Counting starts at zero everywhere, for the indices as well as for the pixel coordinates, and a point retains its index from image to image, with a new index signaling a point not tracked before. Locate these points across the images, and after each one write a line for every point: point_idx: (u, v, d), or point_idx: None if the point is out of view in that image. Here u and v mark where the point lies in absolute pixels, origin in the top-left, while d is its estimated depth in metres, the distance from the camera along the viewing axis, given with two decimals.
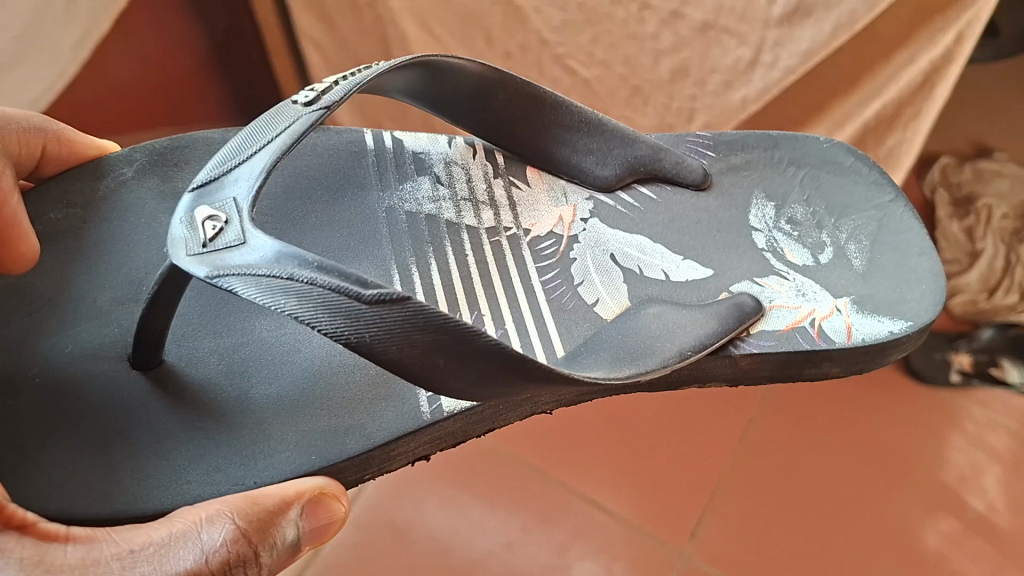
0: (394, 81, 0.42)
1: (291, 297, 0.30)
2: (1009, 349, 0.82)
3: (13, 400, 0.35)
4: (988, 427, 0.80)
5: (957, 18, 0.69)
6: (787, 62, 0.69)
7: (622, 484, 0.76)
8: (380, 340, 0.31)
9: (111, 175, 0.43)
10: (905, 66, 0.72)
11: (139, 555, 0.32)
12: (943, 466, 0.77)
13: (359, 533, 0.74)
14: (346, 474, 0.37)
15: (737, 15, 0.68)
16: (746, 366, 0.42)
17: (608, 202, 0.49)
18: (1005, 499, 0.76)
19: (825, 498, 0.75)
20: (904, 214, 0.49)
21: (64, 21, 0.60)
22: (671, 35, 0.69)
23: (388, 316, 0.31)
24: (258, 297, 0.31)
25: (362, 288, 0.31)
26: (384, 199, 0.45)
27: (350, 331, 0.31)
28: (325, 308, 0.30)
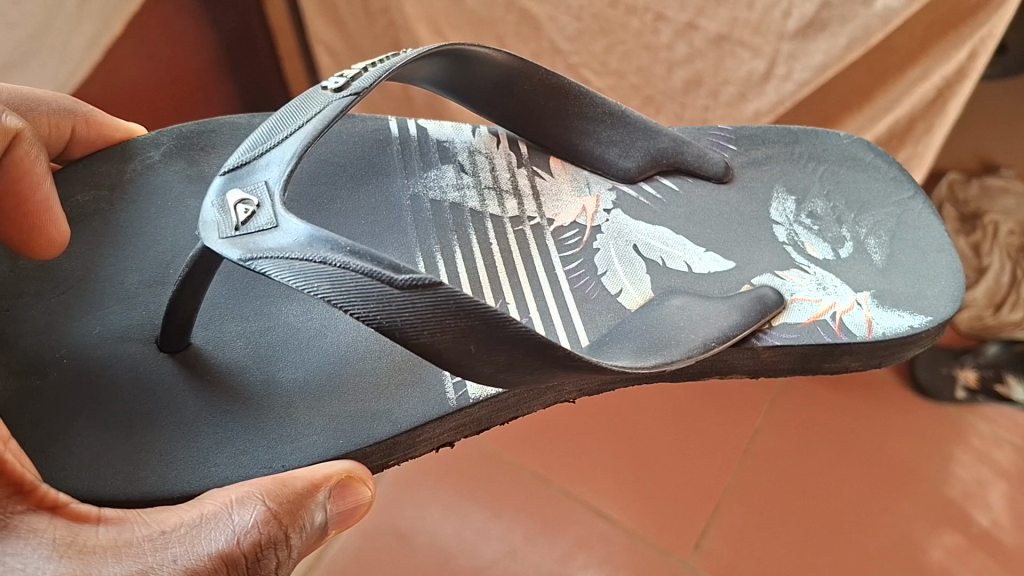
0: (420, 70, 0.43)
1: (325, 281, 0.31)
2: (1013, 366, 0.83)
3: (41, 380, 0.36)
4: (994, 443, 0.81)
5: (972, 34, 0.69)
6: (802, 75, 0.68)
7: (626, 494, 0.76)
8: (412, 325, 0.31)
9: (138, 158, 0.44)
10: (918, 81, 0.72)
11: (170, 536, 0.32)
12: (948, 480, 0.78)
13: (359, 536, 0.74)
14: (373, 459, 0.37)
15: (751, 28, 0.67)
16: (768, 358, 0.42)
17: (631, 192, 0.50)
18: (1009, 515, 0.76)
19: (831, 509, 0.76)
20: (923, 210, 0.49)
21: (75, 19, 0.61)
22: (686, 46, 0.70)
23: (420, 301, 0.31)
24: (292, 281, 0.31)
25: (394, 273, 0.31)
26: (409, 186, 0.46)
27: (382, 315, 0.31)
28: (355, 292, 0.31)
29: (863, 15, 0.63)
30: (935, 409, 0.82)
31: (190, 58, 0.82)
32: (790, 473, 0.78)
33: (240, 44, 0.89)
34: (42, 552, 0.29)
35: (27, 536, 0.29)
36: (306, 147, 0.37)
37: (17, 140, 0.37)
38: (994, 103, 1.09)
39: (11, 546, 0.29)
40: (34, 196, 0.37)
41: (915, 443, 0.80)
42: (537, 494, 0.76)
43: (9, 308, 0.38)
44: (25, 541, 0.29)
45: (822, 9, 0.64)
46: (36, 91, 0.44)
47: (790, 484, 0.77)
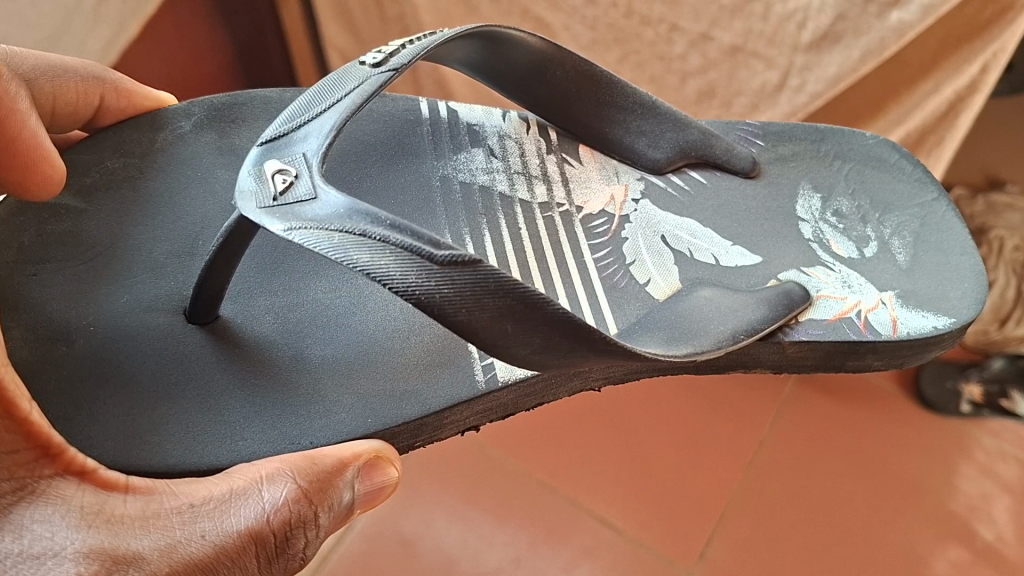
0: (454, 51, 0.45)
1: (364, 254, 0.31)
2: (1019, 380, 0.84)
3: (66, 347, 0.36)
4: (998, 457, 0.81)
5: (985, 48, 0.69)
6: (814, 87, 0.71)
7: (630, 504, 0.76)
8: (450, 301, 0.31)
9: (168, 128, 0.45)
10: (930, 95, 0.73)
11: (200, 509, 0.32)
12: (953, 494, 0.78)
13: (361, 544, 0.74)
14: (400, 439, 0.38)
15: (766, 39, 0.70)
16: (794, 354, 0.42)
17: (659, 183, 0.50)
18: (1014, 529, 0.76)
19: (837, 522, 0.76)
20: (946, 212, 0.50)
21: (93, 22, 0.63)
22: (699, 57, 0.73)
23: (459, 278, 0.31)
24: (331, 251, 0.31)
25: (435, 249, 0.31)
26: (439, 168, 0.46)
27: (421, 289, 0.31)
28: (397, 264, 0.31)
29: (878, 27, 0.66)
30: (940, 421, 0.83)
31: (204, 59, 0.84)
32: (797, 486, 0.78)
33: (255, 46, 0.91)
34: (70, 520, 0.29)
35: (55, 502, 0.29)
36: (343, 120, 0.38)
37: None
38: (1003, 124, 1.10)
39: (38, 513, 0.29)
40: (22, 134, 0.37)
41: (923, 455, 0.80)
42: (538, 501, 0.76)
43: (32, 273, 0.38)
44: (51, 509, 0.29)
45: (837, 20, 0.67)
46: (64, 58, 0.44)
47: (792, 497, 0.77)
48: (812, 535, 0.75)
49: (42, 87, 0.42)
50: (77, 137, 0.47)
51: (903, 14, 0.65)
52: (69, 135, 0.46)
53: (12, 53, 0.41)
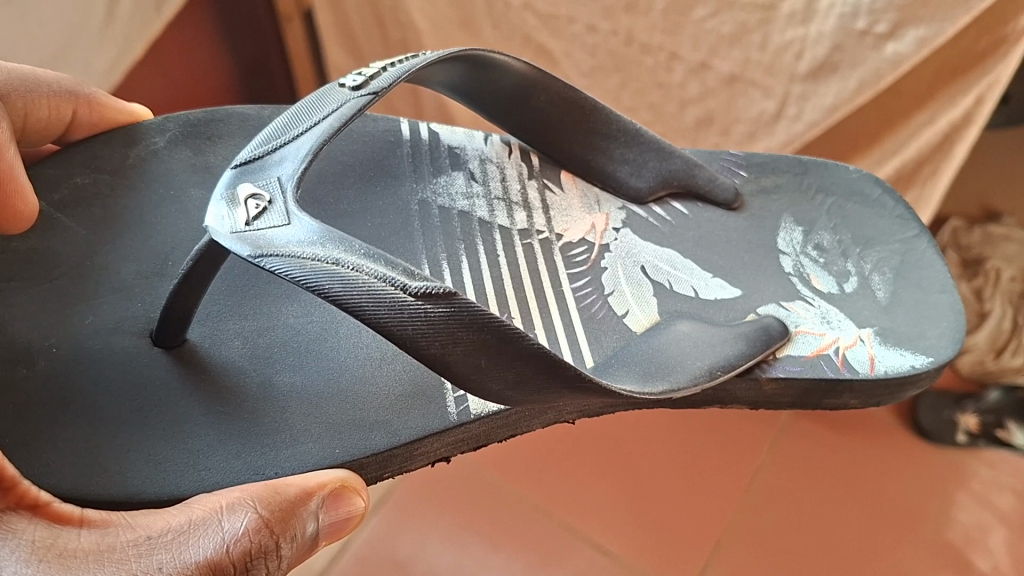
0: (437, 74, 0.44)
1: (336, 282, 0.31)
2: (1014, 412, 0.83)
3: (27, 369, 0.35)
4: (994, 487, 0.80)
5: (980, 80, 0.69)
6: (812, 115, 0.71)
7: (625, 530, 0.75)
8: (423, 334, 0.31)
9: (143, 143, 0.44)
10: (926, 125, 0.73)
11: (157, 541, 0.31)
12: (950, 524, 0.76)
13: (355, 566, 0.73)
14: (368, 470, 0.37)
15: (764, 69, 0.70)
16: (771, 391, 0.42)
17: (641, 213, 0.50)
18: (1011, 561, 0.75)
19: (834, 551, 0.74)
20: (926, 250, 0.49)
21: (97, 41, 0.65)
22: (698, 85, 0.73)
23: (433, 310, 0.31)
24: (303, 277, 0.31)
25: (409, 280, 0.31)
26: (418, 191, 0.46)
27: (393, 321, 0.31)
28: (369, 295, 0.31)
29: (874, 58, 0.66)
30: (936, 451, 0.82)
31: (207, 80, 0.84)
32: (790, 516, 0.77)
33: (258, 68, 0.91)
34: (19, 554, 0.28)
35: (3, 537, 0.29)
36: (321, 144, 0.38)
37: None
38: (1002, 153, 1.09)
39: None
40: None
41: (916, 485, 0.79)
42: (533, 523, 0.76)
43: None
44: (0, 543, 0.28)
45: (834, 51, 0.66)
46: (38, 70, 0.43)
47: (789, 525, 0.76)
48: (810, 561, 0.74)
49: (15, 103, 0.41)
50: (50, 150, 0.46)
51: (898, 46, 0.65)
52: (40, 148, 0.45)
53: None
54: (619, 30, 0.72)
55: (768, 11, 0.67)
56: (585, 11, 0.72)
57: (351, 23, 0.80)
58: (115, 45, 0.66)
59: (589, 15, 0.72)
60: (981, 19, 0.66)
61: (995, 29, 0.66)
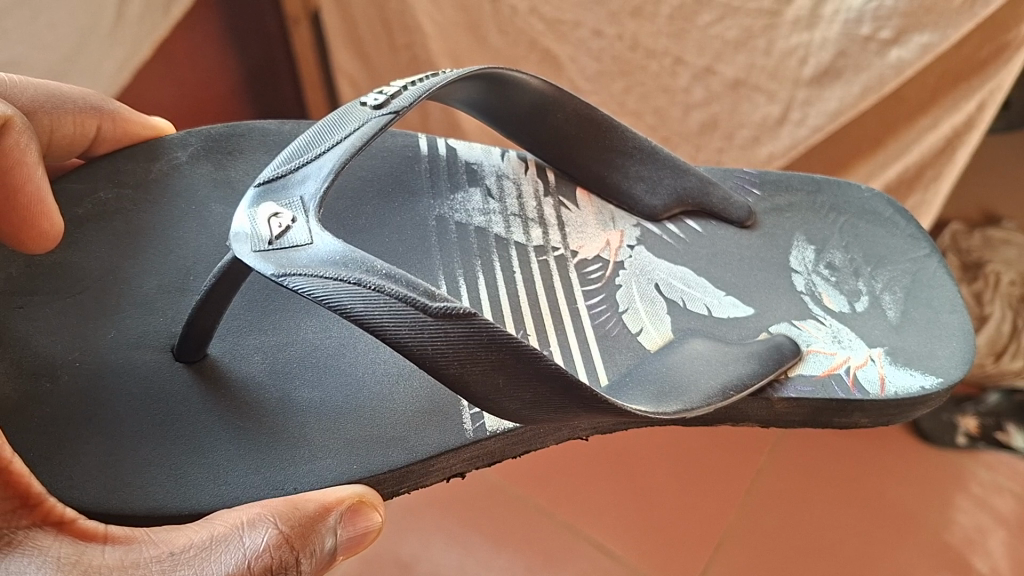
0: (456, 91, 0.45)
1: (357, 301, 0.31)
2: (1014, 415, 0.84)
3: (51, 383, 0.35)
4: (994, 490, 0.80)
5: (980, 87, 0.70)
6: (816, 121, 0.71)
7: (630, 531, 0.76)
8: (443, 354, 0.31)
9: (165, 158, 0.45)
10: (929, 130, 0.74)
11: (179, 558, 0.31)
12: (949, 526, 0.77)
13: (358, 567, 0.74)
14: (385, 486, 0.37)
15: (768, 74, 0.70)
16: (782, 410, 0.42)
17: (655, 230, 0.50)
18: (1009, 561, 0.75)
19: (834, 552, 0.75)
20: (937, 269, 0.50)
21: (105, 42, 0.65)
22: (703, 90, 0.73)
23: (452, 331, 0.31)
24: (324, 297, 0.31)
25: (429, 300, 0.31)
26: (435, 207, 0.46)
27: (414, 342, 0.31)
28: (391, 316, 0.31)
29: (878, 65, 0.66)
30: (936, 454, 0.82)
31: (215, 84, 0.85)
32: (792, 520, 0.77)
33: (265, 73, 0.91)
34: (46, 570, 0.29)
35: (29, 553, 0.28)
36: (343, 163, 0.38)
37: (5, 128, 0.37)
38: (999, 161, 1.10)
39: (14, 563, 0.28)
40: (25, 188, 0.37)
41: (917, 487, 0.80)
42: (536, 525, 0.77)
43: (20, 306, 0.38)
44: (28, 559, 0.28)
45: (838, 57, 0.67)
46: (63, 85, 0.44)
47: (789, 530, 0.76)
48: (811, 560, 0.74)
49: (41, 120, 0.41)
50: (71, 164, 0.47)
51: (901, 52, 0.66)
52: (64, 161, 0.46)
53: (13, 82, 0.41)
54: (625, 35, 0.73)
55: (773, 17, 0.68)
56: (591, 15, 0.73)
57: (360, 30, 0.81)
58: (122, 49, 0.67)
59: (596, 20, 0.73)
60: (985, 25, 0.66)
61: (997, 35, 0.67)
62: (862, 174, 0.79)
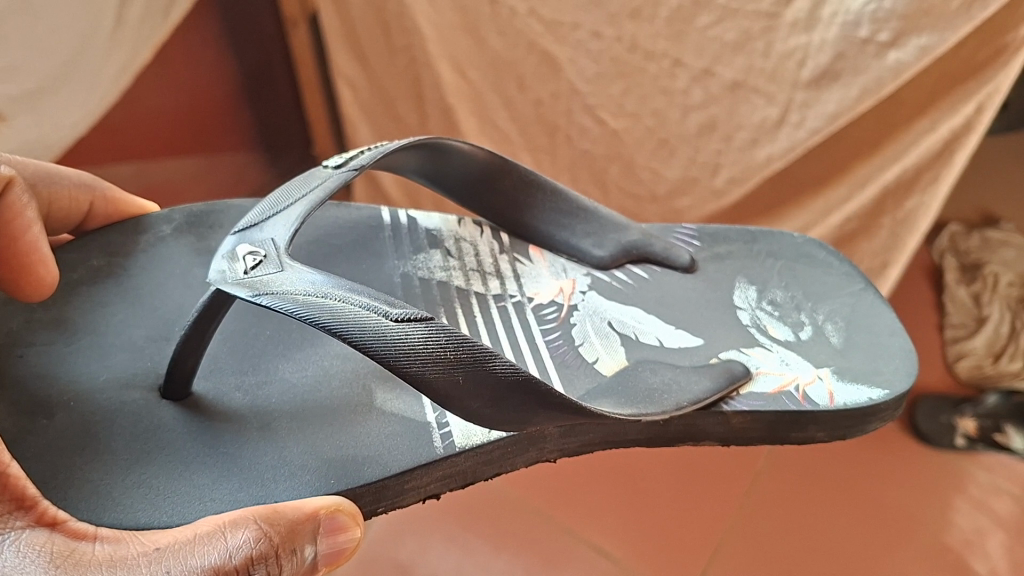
0: (406, 162, 0.48)
1: (324, 311, 0.33)
2: (1011, 416, 0.84)
3: (47, 420, 0.37)
4: (993, 492, 0.80)
5: (979, 89, 0.71)
6: (814, 124, 0.73)
7: (630, 539, 0.77)
8: (405, 355, 0.33)
9: (151, 232, 0.48)
10: (927, 133, 0.75)
11: (165, 552, 0.33)
12: (948, 529, 0.77)
13: (358, 567, 0.76)
14: (364, 501, 0.39)
15: (767, 76, 0.72)
16: (739, 425, 0.44)
17: (604, 278, 0.52)
18: (1008, 563, 0.74)
19: (829, 552, 0.75)
20: (874, 300, 0.52)
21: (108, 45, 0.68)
22: (701, 92, 0.75)
23: (413, 333, 0.34)
24: (292, 308, 0.34)
25: (389, 308, 0.34)
26: (399, 266, 0.48)
27: (378, 345, 0.33)
28: (354, 320, 0.33)
29: (876, 66, 0.68)
30: (937, 456, 0.83)
31: (213, 89, 0.88)
32: (785, 521, 0.78)
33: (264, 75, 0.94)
34: (40, 562, 0.31)
35: (25, 547, 0.31)
36: (311, 211, 0.40)
37: (8, 185, 0.40)
38: (997, 167, 1.12)
39: (8, 555, 0.30)
40: (23, 237, 0.39)
41: (909, 491, 0.80)
42: (536, 530, 0.78)
43: (21, 354, 0.40)
44: (22, 551, 0.30)
45: (836, 59, 0.69)
46: (56, 165, 0.46)
47: (784, 532, 0.77)
48: (807, 558, 0.75)
49: (40, 192, 0.44)
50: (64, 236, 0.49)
51: (900, 54, 0.67)
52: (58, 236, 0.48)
53: (17, 159, 0.44)
54: (624, 36, 0.75)
55: (772, 19, 0.70)
56: (589, 17, 0.75)
57: (358, 33, 0.84)
58: (125, 50, 0.70)
59: (594, 22, 0.75)
60: (982, 29, 0.68)
61: (995, 39, 0.69)
62: (862, 176, 0.80)
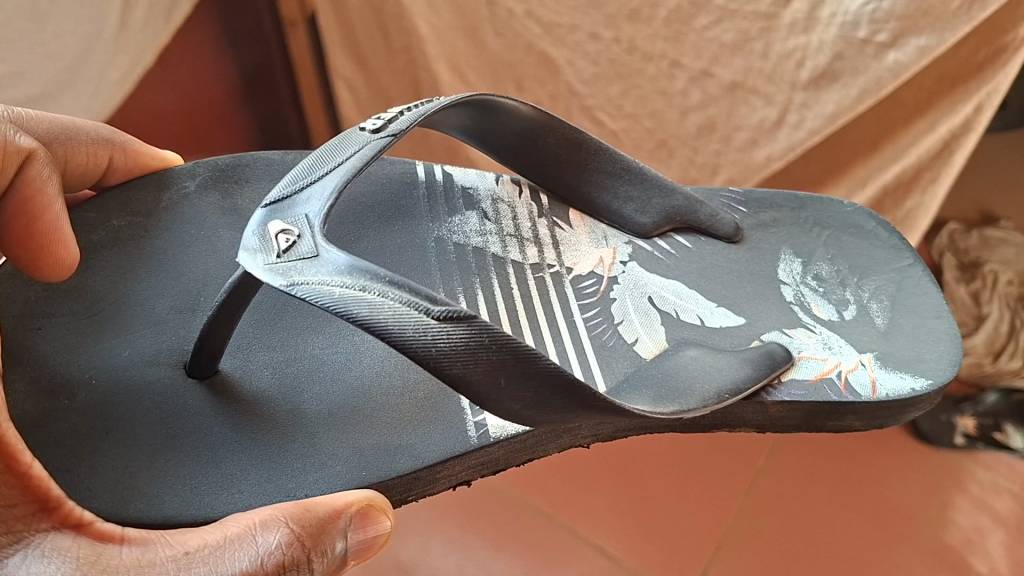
0: (449, 118, 0.46)
1: (364, 307, 0.32)
2: (1011, 414, 0.84)
3: (68, 401, 0.37)
4: (993, 491, 0.81)
5: (979, 89, 0.71)
6: (812, 124, 0.73)
7: (630, 534, 0.77)
8: (446, 355, 0.33)
9: (174, 188, 0.46)
10: (925, 133, 0.75)
11: (194, 556, 0.33)
12: (948, 527, 0.78)
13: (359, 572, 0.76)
14: (394, 492, 0.39)
15: (765, 77, 0.72)
16: (776, 414, 0.43)
17: (646, 247, 0.52)
18: (1006, 562, 0.76)
19: (832, 550, 0.76)
20: (920, 278, 0.51)
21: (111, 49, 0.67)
22: (699, 92, 0.75)
23: (455, 333, 0.33)
24: (332, 303, 0.33)
25: (432, 304, 0.33)
26: (434, 230, 0.47)
27: (418, 344, 0.32)
28: (395, 319, 0.32)
29: (876, 67, 0.68)
30: (935, 455, 0.83)
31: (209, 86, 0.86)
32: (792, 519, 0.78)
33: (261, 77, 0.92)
34: (66, 569, 0.30)
35: (49, 554, 0.30)
36: (344, 183, 0.39)
37: (29, 160, 0.39)
38: (994, 161, 1.12)
39: (34, 562, 0.30)
40: (44, 216, 0.39)
41: (913, 485, 0.81)
42: (538, 528, 0.78)
43: (38, 327, 0.39)
44: (49, 558, 0.30)
45: (835, 60, 0.69)
46: (75, 120, 0.45)
47: (790, 530, 0.78)
48: (809, 561, 0.75)
49: (54, 149, 0.43)
50: (84, 196, 0.48)
51: (900, 55, 0.67)
52: (78, 193, 0.47)
53: (29, 116, 0.43)
54: (622, 37, 0.74)
55: (771, 20, 0.70)
56: (588, 18, 0.74)
57: (356, 33, 0.80)
58: (128, 55, 0.69)
59: (593, 23, 0.74)
60: (982, 28, 0.69)
61: (996, 38, 0.69)
62: (860, 176, 0.80)
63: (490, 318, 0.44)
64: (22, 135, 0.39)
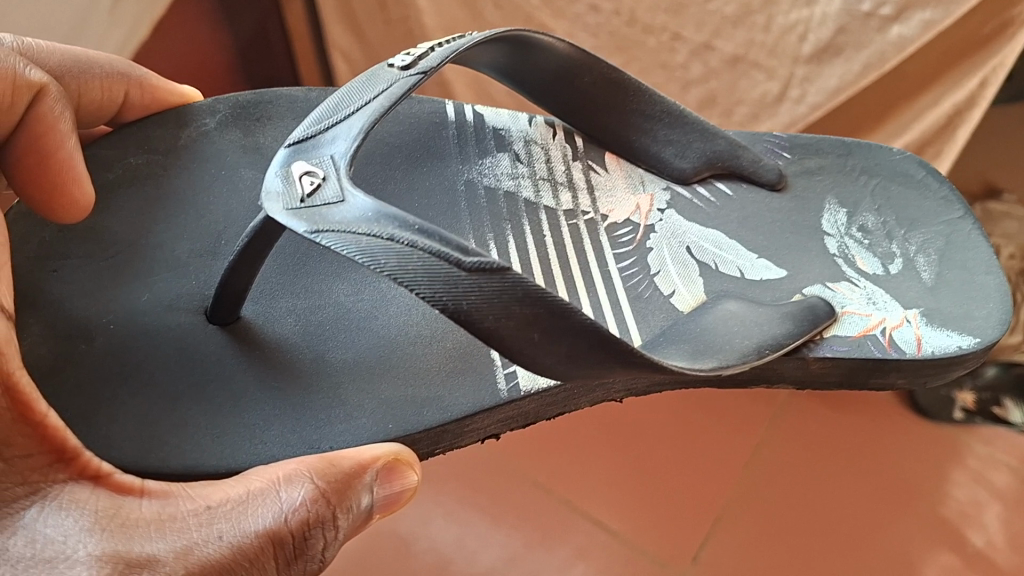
0: (483, 54, 0.45)
1: (391, 257, 0.31)
2: (1011, 388, 0.79)
3: (86, 345, 0.35)
4: (991, 464, 0.77)
5: (984, 64, 0.70)
6: (815, 99, 0.69)
7: (628, 505, 0.74)
8: (477, 307, 0.31)
9: (194, 124, 0.44)
10: (931, 107, 0.72)
11: (216, 512, 0.31)
12: (945, 500, 0.74)
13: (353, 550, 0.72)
14: (421, 445, 0.37)
15: (768, 50, 0.67)
16: (817, 370, 0.42)
17: (685, 194, 0.50)
18: (1006, 535, 0.72)
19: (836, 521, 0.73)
20: (971, 231, 0.50)
21: None
22: (701, 66, 0.69)
23: (487, 284, 0.31)
24: (359, 254, 0.31)
25: (463, 255, 0.31)
26: (463, 172, 0.47)
27: (447, 297, 0.31)
28: (424, 271, 0.31)
29: (879, 40, 0.65)
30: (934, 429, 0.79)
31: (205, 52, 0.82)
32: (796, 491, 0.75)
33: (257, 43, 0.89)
34: (85, 522, 0.29)
35: (68, 506, 0.29)
36: (372, 124, 0.38)
37: (41, 95, 0.37)
38: (1001, 132, 1.11)
39: (52, 516, 0.28)
40: (57, 154, 0.37)
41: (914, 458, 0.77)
42: (541, 496, 0.76)
43: (55, 270, 0.37)
44: (67, 512, 0.29)
45: (838, 34, 0.65)
46: (91, 52, 0.43)
47: (791, 502, 0.74)
48: (807, 536, 0.72)
49: (66, 83, 0.41)
50: (98, 132, 0.46)
51: (904, 28, 0.65)
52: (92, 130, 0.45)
53: (42, 47, 0.41)
54: (623, 10, 0.68)
55: None
56: None
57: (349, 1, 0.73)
58: None
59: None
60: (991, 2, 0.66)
61: (1000, 12, 0.67)
62: (865, 146, 0.77)
63: (519, 268, 0.44)
64: (33, 68, 0.37)
